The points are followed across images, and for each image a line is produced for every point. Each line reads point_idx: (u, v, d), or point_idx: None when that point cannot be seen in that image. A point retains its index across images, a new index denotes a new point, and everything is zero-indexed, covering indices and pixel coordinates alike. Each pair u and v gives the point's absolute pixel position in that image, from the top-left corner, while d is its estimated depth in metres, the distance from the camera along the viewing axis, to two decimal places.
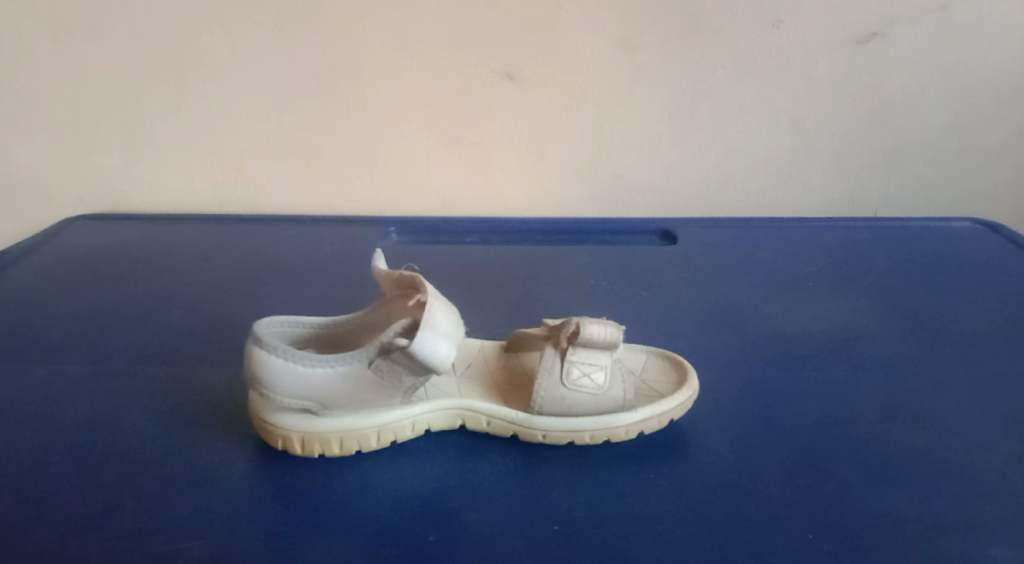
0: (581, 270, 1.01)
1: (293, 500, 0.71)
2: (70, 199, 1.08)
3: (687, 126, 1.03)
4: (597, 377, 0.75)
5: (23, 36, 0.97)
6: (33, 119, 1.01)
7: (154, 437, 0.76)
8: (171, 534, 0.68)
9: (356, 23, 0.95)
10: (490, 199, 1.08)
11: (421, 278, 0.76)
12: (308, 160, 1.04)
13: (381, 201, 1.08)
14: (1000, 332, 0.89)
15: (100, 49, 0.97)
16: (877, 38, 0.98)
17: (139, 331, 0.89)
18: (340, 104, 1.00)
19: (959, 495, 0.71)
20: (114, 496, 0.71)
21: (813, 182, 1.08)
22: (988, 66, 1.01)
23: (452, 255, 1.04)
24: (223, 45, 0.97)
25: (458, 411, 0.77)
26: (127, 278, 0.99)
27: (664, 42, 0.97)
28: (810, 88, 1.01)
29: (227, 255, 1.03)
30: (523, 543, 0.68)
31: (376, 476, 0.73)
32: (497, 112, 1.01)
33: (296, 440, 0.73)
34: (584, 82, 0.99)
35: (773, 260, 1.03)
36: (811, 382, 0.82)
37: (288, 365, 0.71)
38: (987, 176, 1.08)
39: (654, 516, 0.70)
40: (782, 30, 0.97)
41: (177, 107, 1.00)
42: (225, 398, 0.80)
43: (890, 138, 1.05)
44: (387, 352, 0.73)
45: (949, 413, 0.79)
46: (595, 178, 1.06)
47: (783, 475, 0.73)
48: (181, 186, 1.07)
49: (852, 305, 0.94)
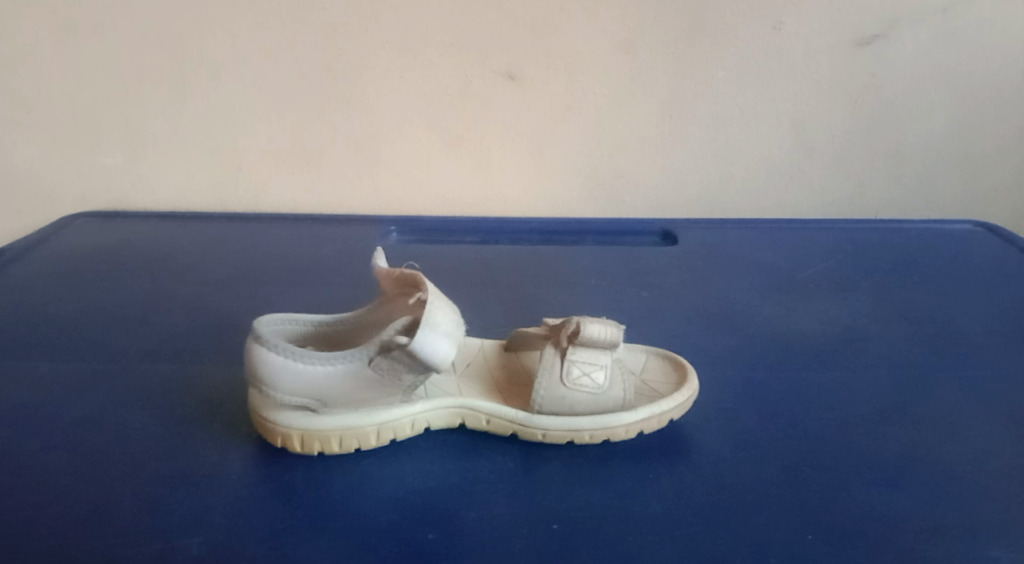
0: (582, 270, 1.01)
1: (293, 498, 0.71)
2: (71, 197, 1.08)
3: (688, 127, 1.03)
4: (597, 376, 0.75)
5: (24, 34, 0.97)
6: (34, 117, 1.01)
7: (154, 435, 0.76)
8: (170, 532, 0.68)
9: (357, 22, 0.95)
10: (490, 198, 1.08)
11: (422, 276, 0.76)
12: (308, 158, 1.04)
13: (381, 200, 1.08)
14: (1000, 334, 0.89)
15: (101, 48, 0.97)
16: (877, 40, 0.98)
17: (139, 330, 0.89)
18: (341, 103, 1.00)
19: (960, 497, 0.71)
20: (114, 493, 0.71)
21: (813, 184, 1.08)
22: (990, 69, 1.01)
23: (452, 255, 1.04)
24: (224, 44, 0.97)
25: (458, 410, 0.77)
26: (127, 277, 0.99)
27: (665, 43, 0.97)
28: (811, 91, 1.01)
29: (228, 253, 1.03)
30: (522, 542, 0.68)
31: (376, 474, 0.73)
32: (497, 112, 1.01)
33: (296, 438, 0.73)
34: (584, 82, 0.99)
35: (774, 262, 1.03)
36: (811, 384, 0.82)
37: (289, 363, 0.72)
38: (988, 179, 1.09)
39: (654, 515, 0.70)
40: (783, 32, 0.97)
41: (178, 105, 1.00)
42: (225, 396, 0.80)
43: (890, 140, 1.05)
44: (387, 351, 0.73)
45: (949, 415, 0.79)
46: (595, 178, 1.06)
47: (784, 476, 0.73)
48: (181, 185, 1.07)
49: (852, 307, 0.94)
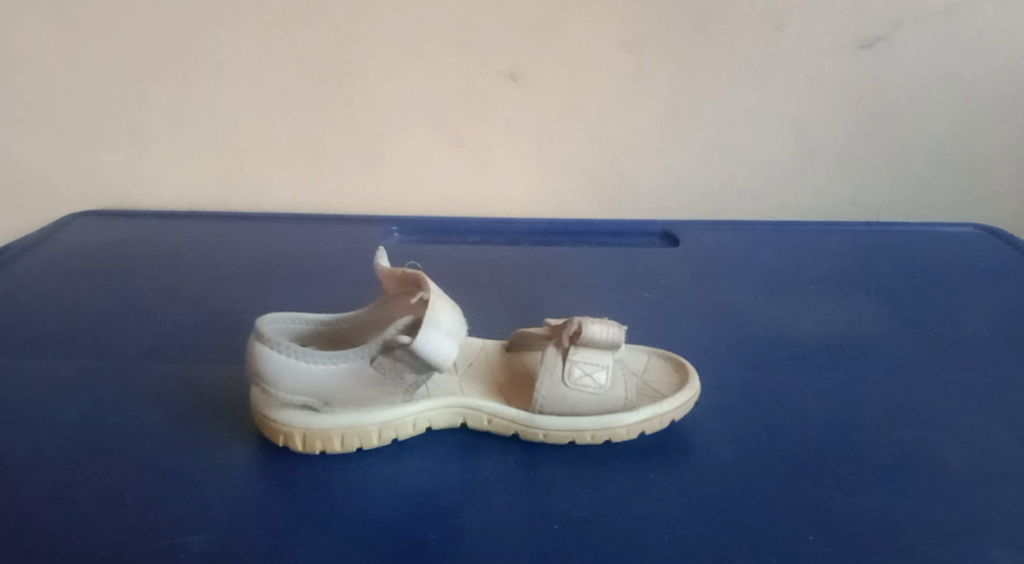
0: (583, 271, 1.01)
1: (295, 497, 0.71)
2: (73, 195, 1.08)
3: (690, 128, 1.03)
4: (599, 377, 0.75)
5: (27, 32, 0.97)
6: (37, 115, 1.01)
7: (156, 432, 0.76)
8: (171, 529, 0.68)
9: (361, 22, 0.96)
10: (492, 199, 1.08)
11: (424, 276, 0.76)
12: (311, 158, 1.04)
13: (383, 200, 1.08)
14: (1001, 337, 0.89)
15: (104, 46, 0.97)
16: (879, 43, 0.99)
17: (140, 328, 0.89)
18: (344, 102, 1.00)
19: (960, 499, 0.71)
20: (116, 491, 0.71)
21: (815, 186, 1.08)
22: (992, 72, 1.01)
23: (453, 254, 1.04)
24: (227, 42, 0.97)
25: (460, 410, 0.77)
26: (129, 275, 0.99)
27: (667, 44, 0.97)
28: (813, 92, 1.01)
29: (229, 252, 1.04)
30: (523, 541, 0.68)
31: (377, 473, 0.73)
32: (499, 112, 1.01)
33: (297, 436, 0.73)
34: (587, 83, 0.99)
35: (775, 263, 1.03)
36: (812, 385, 0.82)
37: (290, 361, 0.72)
38: (989, 182, 1.09)
39: (656, 516, 0.70)
40: (785, 33, 0.97)
41: (181, 104, 1.00)
42: (226, 394, 0.80)
43: (892, 142, 1.05)
44: (389, 350, 0.73)
45: (951, 418, 0.79)
46: (597, 178, 1.06)
47: (785, 477, 0.73)
48: (184, 183, 1.07)
49: (854, 309, 0.94)
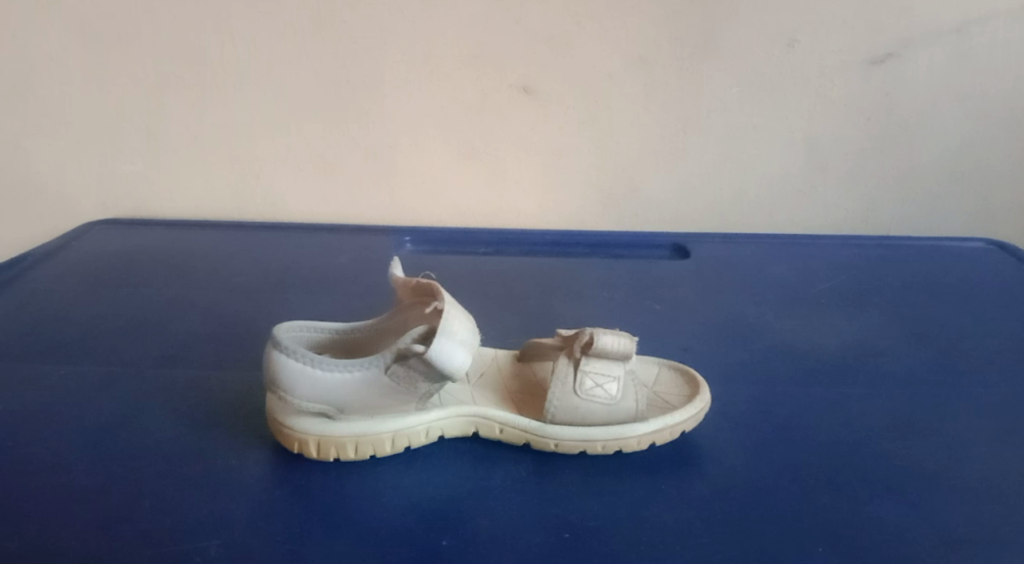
0: (596, 283, 1.02)
1: (310, 502, 0.72)
2: (93, 205, 1.09)
3: (701, 142, 1.03)
4: (611, 388, 0.76)
5: (49, 43, 0.99)
6: (57, 125, 1.03)
7: (175, 438, 0.77)
8: (190, 532, 0.69)
9: (377, 36, 0.97)
10: (504, 210, 1.09)
11: (438, 286, 0.77)
12: (325, 169, 1.05)
13: (397, 211, 1.09)
14: (1010, 352, 0.90)
15: (122, 55, 0.99)
16: (891, 59, 0.99)
17: (156, 335, 0.90)
18: (359, 113, 1.01)
19: (970, 512, 0.71)
20: (135, 496, 0.72)
21: (825, 200, 1.08)
22: (1003, 90, 1.01)
23: (465, 265, 1.05)
24: (246, 54, 0.98)
25: (472, 419, 0.77)
26: (145, 282, 1.01)
27: (680, 60, 0.98)
28: (825, 107, 1.02)
29: (245, 261, 1.05)
30: (533, 548, 0.69)
31: (391, 481, 0.74)
32: (513, 125, 1.02)
33: (312, 443, 0.74)
34: (599, 95, 1.00)
35: (786, 277, 1.03)
36: (822, 398, 0.83)
37: (308, 369, 0.73)
38: (999, 199, 1.09)
39: (664, 525, 0.70)
40: (796, 49, 0.98)
41: (199, 117, 1.02)
42: (244, 400, 0.82)
43: (903, 158, 1.05)
44: (403, 358, 0.74)
45: (960, 431, 0.79)
46: (608, 192, 1.07)
47: (794, 488, 0.73)
48: (202, 193, 1.08)
49: (864, 322, 0.95)
